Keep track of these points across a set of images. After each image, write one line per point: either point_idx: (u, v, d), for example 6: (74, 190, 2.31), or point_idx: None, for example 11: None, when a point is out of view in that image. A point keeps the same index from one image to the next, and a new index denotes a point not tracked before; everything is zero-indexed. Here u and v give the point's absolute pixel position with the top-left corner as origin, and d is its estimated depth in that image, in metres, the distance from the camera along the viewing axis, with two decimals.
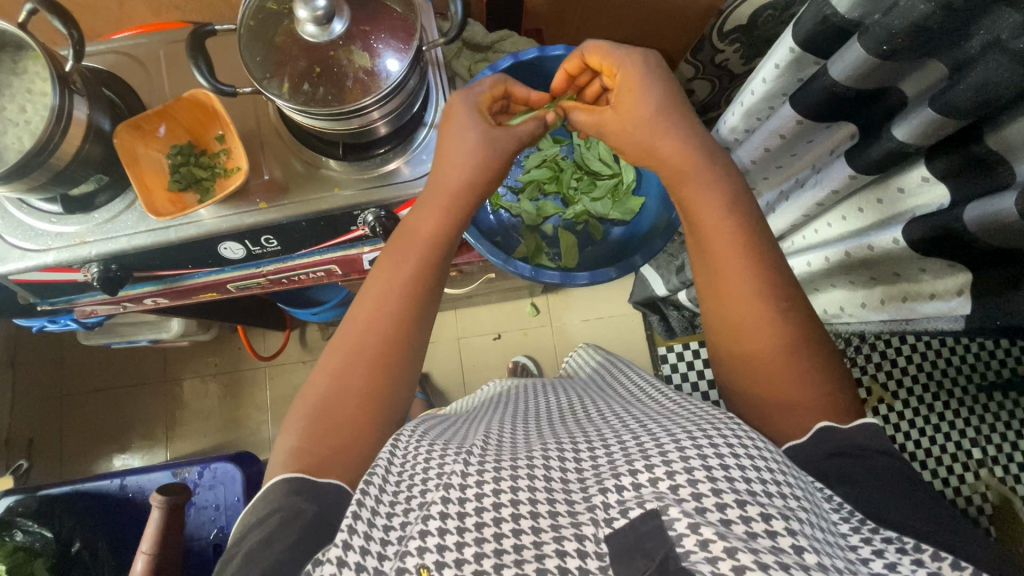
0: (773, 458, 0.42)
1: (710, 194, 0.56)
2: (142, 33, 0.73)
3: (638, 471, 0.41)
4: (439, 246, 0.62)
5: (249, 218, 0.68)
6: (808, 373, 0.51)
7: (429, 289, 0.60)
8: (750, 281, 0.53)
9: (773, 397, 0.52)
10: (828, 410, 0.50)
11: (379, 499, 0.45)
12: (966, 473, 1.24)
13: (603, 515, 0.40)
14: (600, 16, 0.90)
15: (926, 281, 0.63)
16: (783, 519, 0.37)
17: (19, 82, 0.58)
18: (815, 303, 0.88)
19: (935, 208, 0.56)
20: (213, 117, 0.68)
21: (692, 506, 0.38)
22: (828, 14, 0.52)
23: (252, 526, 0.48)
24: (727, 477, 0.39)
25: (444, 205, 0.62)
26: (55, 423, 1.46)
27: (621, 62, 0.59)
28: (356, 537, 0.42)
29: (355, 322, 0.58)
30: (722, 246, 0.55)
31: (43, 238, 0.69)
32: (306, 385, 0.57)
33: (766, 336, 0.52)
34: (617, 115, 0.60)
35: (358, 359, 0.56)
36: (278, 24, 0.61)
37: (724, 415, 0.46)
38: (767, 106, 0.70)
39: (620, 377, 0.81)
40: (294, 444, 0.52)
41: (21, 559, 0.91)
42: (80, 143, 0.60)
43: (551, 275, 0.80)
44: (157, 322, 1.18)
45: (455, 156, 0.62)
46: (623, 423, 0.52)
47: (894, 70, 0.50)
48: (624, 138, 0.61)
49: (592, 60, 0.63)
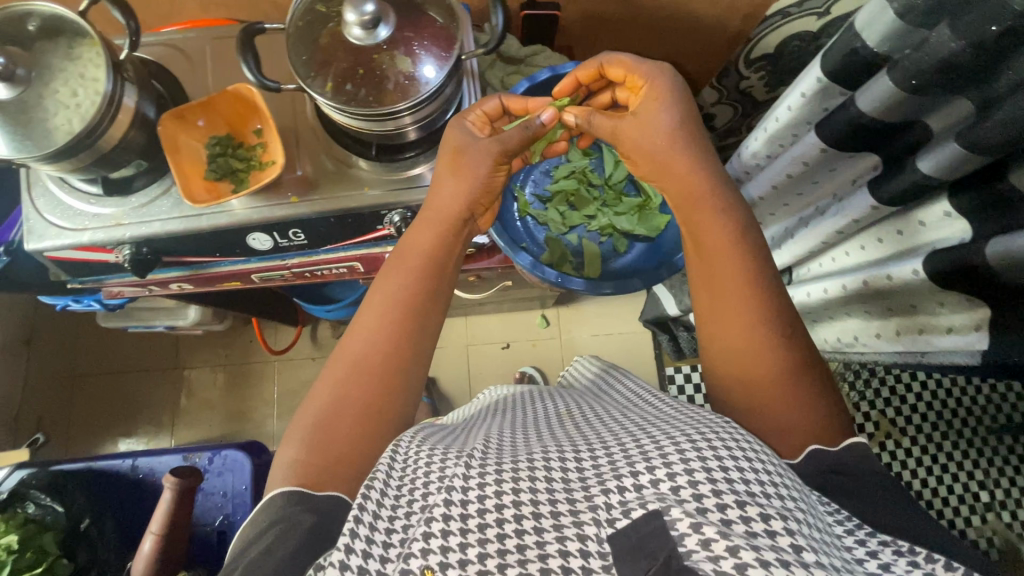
0: (769, 461, 0.43)
1: (725, 232, 0.57)
2: (189, 28, 0.76)
3: (640, 473, 0.42)
4: (434, 256, 0.64)
5: (280, 211, 0.70)
6: (804, 398, 0.52)
7: (432, 299, 0.62)
8: (747, 290, 0.55)
9: (770, 419, 0.52)
10: (818, 434, 0.50)
11: (380, 502, 0.46)
12: (972, 516, 1.22)
13: (605, 516, 0.41)
14: (631, 35, 0.92)
15: (944, 315, 0.64)
16: (781, 519, 0.37)
17: (72, 67, 0.60)
18: (831, 330, 0.88)
19: (956, 242, 0.57)
20: (253, 111, 0.70)
21: (693, 506, 0.38)
22: (857, 47, 0.53)
23: (252, 541, 0.49)
24: (726, 478, 0.40)
25: (443, 222, 0.65)
26: (65, 404, 1.48)
27: (643, 74, 0.63)
28: (357, 541, 0.43)
29: (358, 331, 0.60)
30: (729, 276, 0.56)
31: (79, 218, 0.70)
32: (308, 397, 0.58)
33: (762, 359, 0.53)
34: (634, 121, 0.63)
35: (360, 365, 0.58)
36: (324, 26, 0.63)
37: (719, 419, 0.47)
38: (790, 132, 0.71)
39: (618, 385, 0.81)
40: (293, 456, 0.53)
41: (31, 531, 0.92)
42: (125, 129, 0.62)
43: (576, 282, 0.81)
44: (174, 309, 1.19)
45: (450, 176, 0.66)
46: (622, 428, 0.53)
47: (921, 104, 0.52)
48: (636, 148, 0.63)
49: (614, 70, 0.66)
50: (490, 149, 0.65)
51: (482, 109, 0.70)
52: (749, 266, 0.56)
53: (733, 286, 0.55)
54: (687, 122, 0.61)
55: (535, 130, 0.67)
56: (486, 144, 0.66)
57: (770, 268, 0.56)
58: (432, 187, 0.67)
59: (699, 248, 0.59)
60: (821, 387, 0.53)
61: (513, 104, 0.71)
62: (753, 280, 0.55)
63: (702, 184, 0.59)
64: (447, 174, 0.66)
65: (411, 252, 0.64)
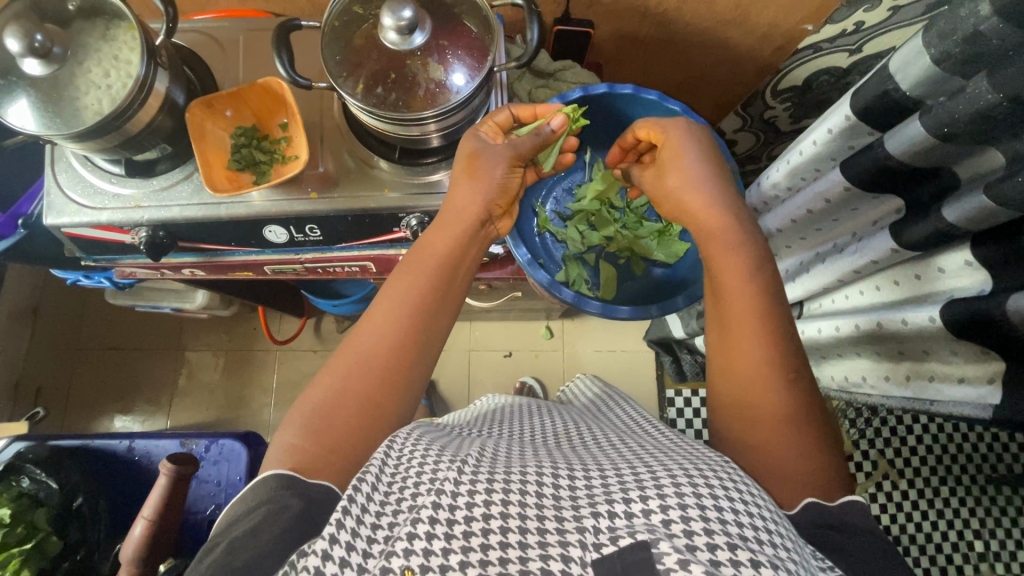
0: (767, 510, 0.42)
1: (740, 257, 0.57)
2: (224, 17, 0.76)
3: (633, 500, 0.42)
4: (449, 259, 0.63)
5: (299, 206, 0.70)
6: (807, 450, 0.51)
7: (442, 303, 0.61)
8: (762, 333, 0.54)
9: (771, 463, 0.51)
10: (816, 486, 0.50)
11: (370, 496, 0.45)
12: (965, 565, 1.21)
13: (592, 539, 0.40)
14: (661, 56, 0.92)
15: (956, 364, 0.63)
16: (771, 567, 0.37)
17: (107, 48, 0.60)
18: (838, 369, 0.87)
19: (976, 292, 0.56)
20: (281, 105, 0.71)
21: (683, 543, 0.38)
22: (890, 89, 0.53)
23: (239, 516, 0.49)
24: (719, 519, 0.39)
25: (460, 224, 0.64)
26: (64, 376, 1.49)
27: (667, 129, 0.64)
28: (343, 533, 0.43)
29: (365, 331, 0.59)
30: (746, 316, 0.55)
31: (99, 197, 0.70)
32: (312, 383, 0.58)
33: (769, 401, 0.52)
34: (665, 167, 0.64)
35: (366, 364, 0.57)
36: (359, 27, 0.63)
37: (718, 458, 0.47)
38: (814, 167, 0.70)
39: (614, 410, 0.81)
40: (291, 440, 0.54)
41: (24, 505, 0.92)
42: (154, 113, 0.62)
43: (592, 304, 0.80)
44: (182, 292, 1.19)
45: (470, 181, 0.65)
46: (621, 454, 0.52)
47: (951, 152, 0.51)
48: (664, 190, 0.65)
49: (636, 133, 0.68)
50: (507, 153, 0.66)
51: (495, 121, 0.69)
52: (766, 306, 0.55)
53: (748, 328, 0.54)
54: (713, 160, 0.62)
55: (545, 137, 0.68)
56: (502, 148, 0.66)
57: (786, 309, 0.56)
58: (449, 191, 0.66)
59: (717, 277, 0.58)
60: (825, 440, 0.52)
61: (523, 113, 0.71)
62: (768, 323, 0.54)
63: (727, 213, 0.59)
64: (463, 180, 0.65)
65: (427, 253, 0.63)
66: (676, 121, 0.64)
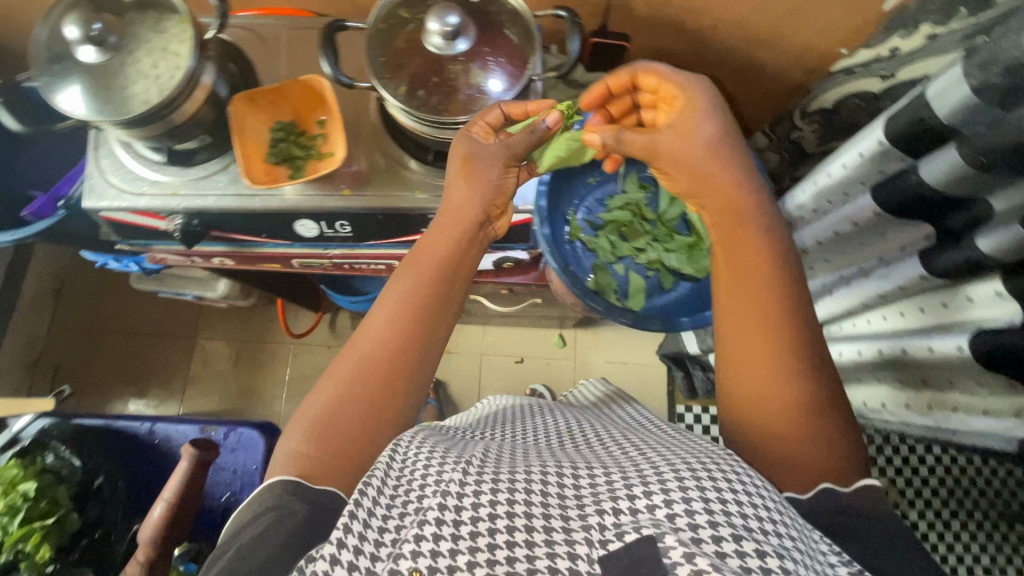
0: (770, 498, 0.42)
1: (757, 255, 0.55)
2: (269, 14, 0.78)
3: (637, 496, 0.42)
4: (445, 262, 0.59)
5: (331, 202, 0.71)
6: (822, 434, 0.50)
7: (437, 308, 0.58)
8: (776, 317, 0.52)
9: (786, 454, 0.50)
10: (832, 470, 0.50)
11: (376, 500, 0.46)
12: None
13: (598, 536, 0.40)
14: (694, 72, 0.93)
15: (980, 396, 0.63)
16: (777, 557, 0.37)
17: (158, 39, 0.62)
18: (857, 394, 0.86)
19: (1004, 324, 0.55)
20: (320, 102, 0.73)
21: (688, 536, 0.38)
22: (926, 116, 0.51)
23: (246, 525, 0.50)
24: (724, 511, 0.39)
25: (456, 226, 0.60)
26: (82, 357, 1.51)
27: (680, 85, 0.60)
28: (350, 537, 0.43)
29: (363, 335, 0.56)
30: (761, 303, 0.53)
31: (138, 182, 0.72)
32: (310, 392, 0.56)
33: (780, 388, 0.51)
34: (674, 132, 0.59)
35: (361, 372, 0.55)
36: (402, 30, 0.65)
37: (724, 452, 0.46)
38: (842, 190, 0.69)
39: (621, 411, 0.81)
40: (295, 447, 0.53)
41: (48, 480, 0.93)
42: (199, 105, 0.64)
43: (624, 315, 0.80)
44: (204, 280, 1.21)
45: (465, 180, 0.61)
46: (624, 451, 0.52)
47: (987, 182, 0.51)
48: (674, 160, 0.59)
49: (647, 81, 0.63)
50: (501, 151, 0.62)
51: (484, 120, 0.62)
52: (782, 293, 0.53)
53: (762, 314, 0.53)
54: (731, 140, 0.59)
55: (542, 135, 0.61)
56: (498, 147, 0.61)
57: (804, 299, 0.54)
58: (446, 190, 0.63)
59: (731, 267, 0.56)
60: (840, 419, 0.51)
61: (514, 109, 0.63)
62: (782, 304, 0.53)
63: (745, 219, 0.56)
64: (458, 180, 0.62)
65: (422, 256, 0.60)
66: (685, 82, 0.60)
